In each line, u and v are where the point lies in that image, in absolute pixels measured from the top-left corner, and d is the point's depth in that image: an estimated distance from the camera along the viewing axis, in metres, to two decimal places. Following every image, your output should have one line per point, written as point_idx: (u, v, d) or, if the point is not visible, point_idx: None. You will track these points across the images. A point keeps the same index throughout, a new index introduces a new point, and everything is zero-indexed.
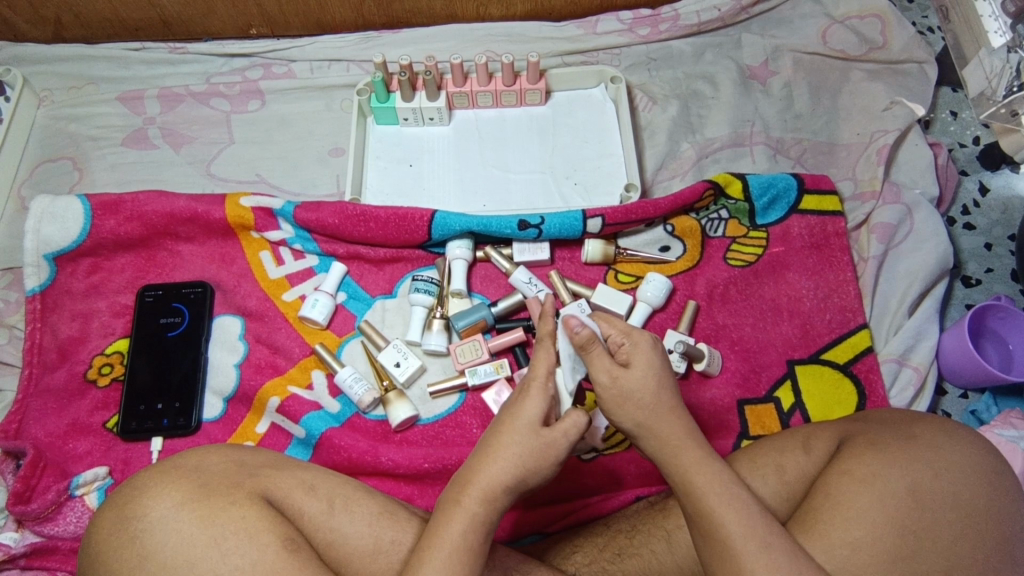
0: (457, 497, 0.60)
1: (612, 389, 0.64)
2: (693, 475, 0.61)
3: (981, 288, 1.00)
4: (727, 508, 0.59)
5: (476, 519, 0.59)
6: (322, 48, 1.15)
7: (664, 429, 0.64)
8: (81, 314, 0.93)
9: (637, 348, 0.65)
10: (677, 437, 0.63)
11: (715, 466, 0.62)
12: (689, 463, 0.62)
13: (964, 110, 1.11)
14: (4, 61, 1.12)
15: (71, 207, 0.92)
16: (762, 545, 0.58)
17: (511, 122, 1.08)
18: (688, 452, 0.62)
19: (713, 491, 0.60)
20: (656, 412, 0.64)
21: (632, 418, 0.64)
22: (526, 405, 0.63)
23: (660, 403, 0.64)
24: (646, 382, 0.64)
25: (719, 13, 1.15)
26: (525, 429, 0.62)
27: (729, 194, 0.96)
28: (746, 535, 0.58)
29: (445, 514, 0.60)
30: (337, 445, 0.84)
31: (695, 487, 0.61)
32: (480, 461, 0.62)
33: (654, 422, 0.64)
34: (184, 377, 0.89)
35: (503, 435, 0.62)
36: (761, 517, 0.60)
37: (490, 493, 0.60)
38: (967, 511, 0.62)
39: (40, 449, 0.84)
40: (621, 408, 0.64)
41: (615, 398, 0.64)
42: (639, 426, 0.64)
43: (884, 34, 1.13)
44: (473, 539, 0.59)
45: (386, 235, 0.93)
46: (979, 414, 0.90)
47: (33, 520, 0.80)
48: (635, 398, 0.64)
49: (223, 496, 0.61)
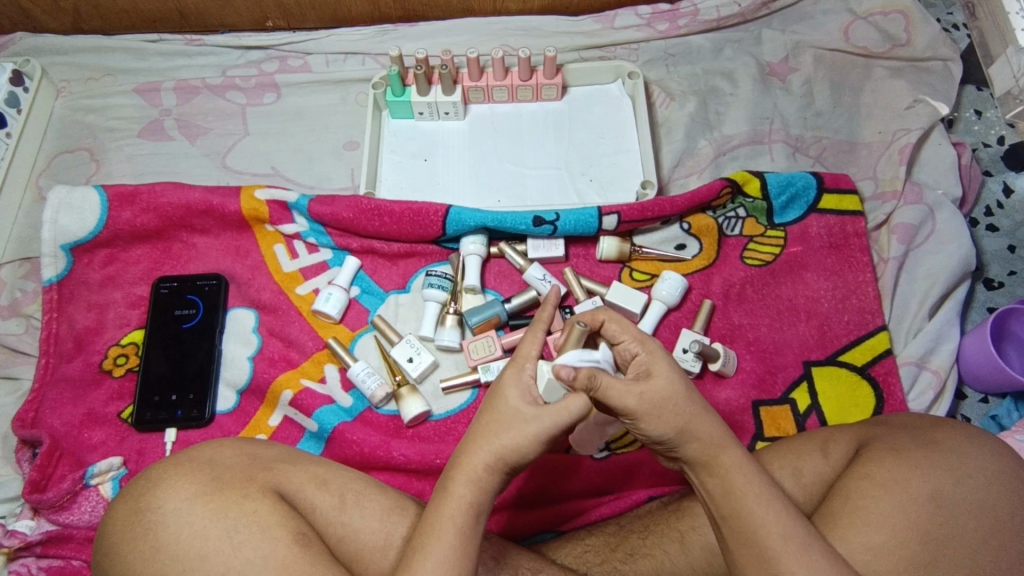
0: (446, 482, 0.60)
1: (647, 403, 0.61)
2: (732, 477, 0.61)
3: (1003, 291, 0.98)
4: (768, 510, 0.59)
5: (463, 501, 0.59)
6: (338, 40, 1.15)
7: (704, 432, 0.62)
8: (97, 304, 0.94)
9: (655, 355, 0.64)
10: (716, 437, 0.62)
11: (752, 467, 0.62)
12: (728, 463, 0.62)
13: (989, 109, 1.09)
14: (23, 52, 1.13)
15: (89, 198, 0.93)
16: (803, 546, 0.58)
17: (527, 117, 1.07)
18: (729, 452, 0.62)
19: (751, 491, 0.60)
20: (694, 416, 0.62)
21: (671, 427, 0.62)
22: (501, 381, 0.64)
23: (695, 405, 0.63)
24: (675, 388, 0.62)
25: (738, 8, 1.13)
26: (500, 406, 0.62)
27: (747, 192, 0.95)
28: (786, 536, 0.58)
29: (437, 501, 0.60)
30: (350, 440, 0.84)
31: (734, 488, 0.61)
32: (466, 444, 0.62)
33: (695, 425, 0.62)
34: (198, 369, 0.89)
35: (485, 415, 0.63)
36: (798, 519, 0.59)
37: (473, 472, 0.60)
38: (988, 520, 0.61)
39: (56, 438, 0.85)
40: (657, 420, 0.62)
41: (652, 412, 0.61)
42: (679, 432, 0.62)
43: (908, 31, 1.11)
44: (461, 520, 0.58)
45: (400, 230, 0.93)
46: (999, 420, 0.89)
47: (48, 508, 0.80)
48: (669, 407, 0.61)
49: (236, 489, 0.61)
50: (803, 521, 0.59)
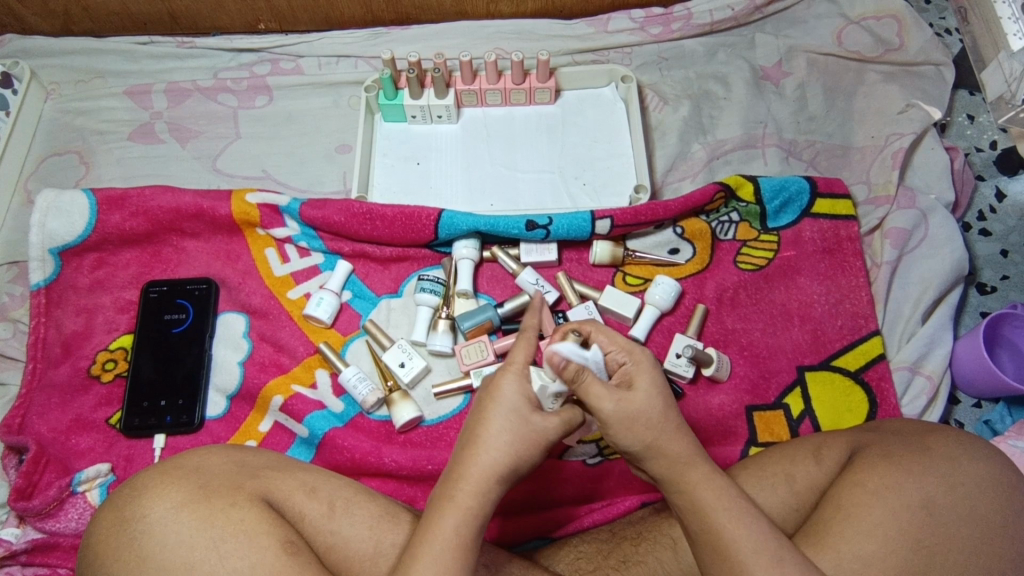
0: (450, 492, 0.59)
1: (622, 414, 0.62)
2: (700, 494, 0.61)
3: (996, 296, 0.98)
4: (737, 526, 0.59)
5: (470, 511, 0.59)
6: (330, 43, 1.14)
7: (672, 449, 0.62)
8: (86, 309, 0.93)
9: (640, 367, 0.64)
10: (685, 454, 0.62)
11: (722, 482, 0.61)
12: (696, 480, 0.61)
13: (981, 114, 1.09)
14: (13, 54, 1.12)
15: (77, 202, 0.92)
16: (774, 560, 0.57)
17: (520, 121, 1.06)
18: (697, 470, 0.62)
19: (720, 507, 0.60)
20: (665, 432, 0.62)
21: (639, 440, 0.62)
22: (502, 386, 0.63)
23: (668, 423, 0.63)
24: (652, 402, 0.62)
25: (732, 12, 1.13)
26: (512, 413, 0.62)
27: (740, 196, 0.95)
28: (756, 551, 0.57)
29: (439, 510, 0.59)
30: (341, 446, 0.84)
31: (703, 504, 0.60)
32: (467, 452, 0.61)
33: (664, 441, 0.62)
34: (188, 374, 0.88)
35: (489, 423, 0.62)
36: (769, 531, 0.59)
37: (478, 480, 0.60)
38: (981, 527, 0.61)
39: (42, 444, 0.84)
40: (628, 431, 0.62)
41: (624, 423, 0.62)
42: (648, 446, 0.62)
43: (901, 35, 1.11)
44: (466, 532, 0.58)
45: (392, 233, 0.93)
46: (992, 425, 0.88)
47: (34, 516, 0.79)
48: (641, 420, 0.62)
49: (223, 498, 0.60)
50: (775, 534, 0.59)
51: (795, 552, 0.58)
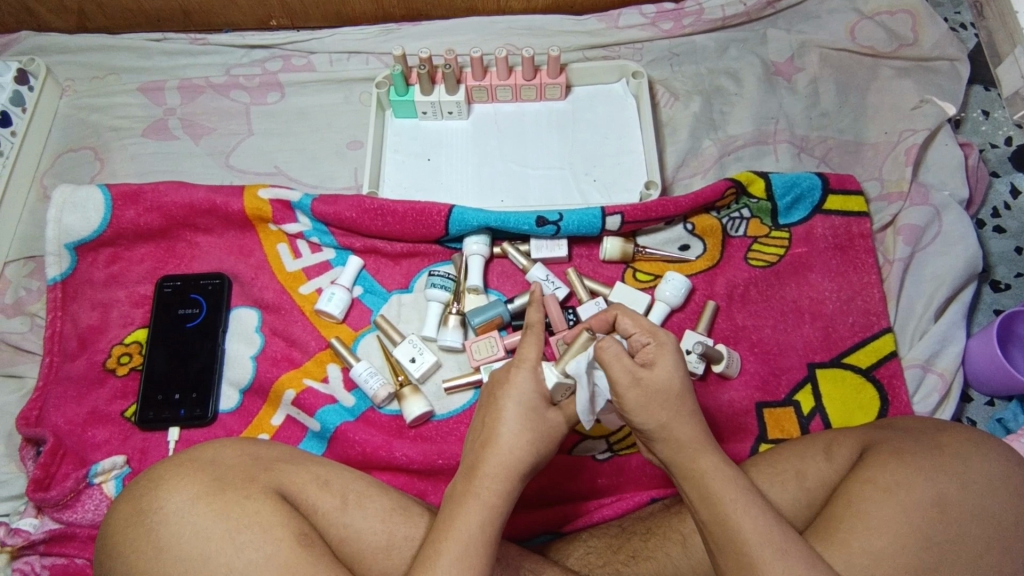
0: (468, 489, 0.60)
1: (642, 390, 0.63)
2: (709, 482, 0.61)
3: (1010, 293, 0.97)
4: (744, 516, 0.59)
5: (493, 508, 0.59)
6: (342, 39, 1.15)
7: (683, 435, 0.63)
8: (101, 303, 0.94)
9: (663, 349, 0.65)
10: (696, 442, 0.63)
11: (732, 472, 0.61)
12: (706, 468, 0.61)
13: (997, 110, 1.08)
14: (28, 51, 1.13)
15: (92, 197, 0.93)
16: (779, 553, 0.57)
17: (530, 117, 1.07)
18: (707, 457, 0.62)
19: (730, 497, 0.60)
20: (678, 416, 0.63)
21: (653, 420, 0.63)
22: (518, 381, 0.65)
23: (683, 406, 0.63)
24: (671, 382, 0.63)
25: (744, 7, 1.12)
26: (525, 408, 0.64)
27: (752, 192, 0.94)
28: (763, 542, 0.57)
29: (460, 507, 0.59)
30: (352, 440, 0.84)
31: (711, 493, 0.60)
32: (479, 449, 0.63)
33: (677, 424, 0.63)
34: (201, 367, 0.89)
35: (502, 420, 0.63)
36: (777, 522, 0.59)
37: (503, 478, 0.61)
38: (994, 525, 0.60)
39: (59, 436, 0.86)
40: (643, 410, 0.63)
41: (641, 399, 0.63)
42: (660, 428, 0.63)
43: (916, 30, 1.10)
44: (491, 530, 0.59)
45: (403, 229, 0.93)
46: (1005, 422, 0.88)
47: (51, 507, 0.80)
48: (659, 399, 0.63)
49: (238, 490, 0.61)
50: (783, 527, 0.59)
51: (802, 545, 0.58)
